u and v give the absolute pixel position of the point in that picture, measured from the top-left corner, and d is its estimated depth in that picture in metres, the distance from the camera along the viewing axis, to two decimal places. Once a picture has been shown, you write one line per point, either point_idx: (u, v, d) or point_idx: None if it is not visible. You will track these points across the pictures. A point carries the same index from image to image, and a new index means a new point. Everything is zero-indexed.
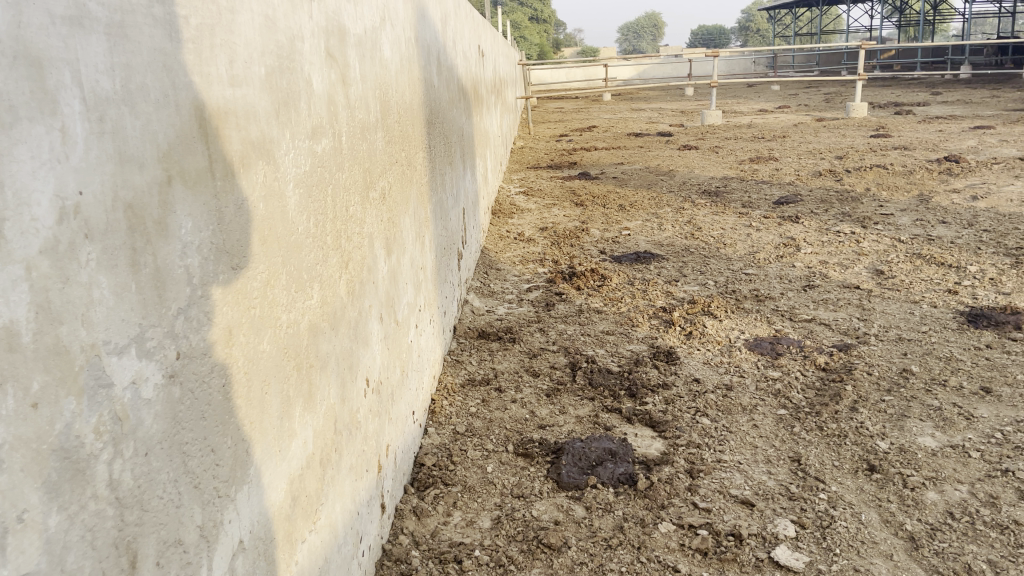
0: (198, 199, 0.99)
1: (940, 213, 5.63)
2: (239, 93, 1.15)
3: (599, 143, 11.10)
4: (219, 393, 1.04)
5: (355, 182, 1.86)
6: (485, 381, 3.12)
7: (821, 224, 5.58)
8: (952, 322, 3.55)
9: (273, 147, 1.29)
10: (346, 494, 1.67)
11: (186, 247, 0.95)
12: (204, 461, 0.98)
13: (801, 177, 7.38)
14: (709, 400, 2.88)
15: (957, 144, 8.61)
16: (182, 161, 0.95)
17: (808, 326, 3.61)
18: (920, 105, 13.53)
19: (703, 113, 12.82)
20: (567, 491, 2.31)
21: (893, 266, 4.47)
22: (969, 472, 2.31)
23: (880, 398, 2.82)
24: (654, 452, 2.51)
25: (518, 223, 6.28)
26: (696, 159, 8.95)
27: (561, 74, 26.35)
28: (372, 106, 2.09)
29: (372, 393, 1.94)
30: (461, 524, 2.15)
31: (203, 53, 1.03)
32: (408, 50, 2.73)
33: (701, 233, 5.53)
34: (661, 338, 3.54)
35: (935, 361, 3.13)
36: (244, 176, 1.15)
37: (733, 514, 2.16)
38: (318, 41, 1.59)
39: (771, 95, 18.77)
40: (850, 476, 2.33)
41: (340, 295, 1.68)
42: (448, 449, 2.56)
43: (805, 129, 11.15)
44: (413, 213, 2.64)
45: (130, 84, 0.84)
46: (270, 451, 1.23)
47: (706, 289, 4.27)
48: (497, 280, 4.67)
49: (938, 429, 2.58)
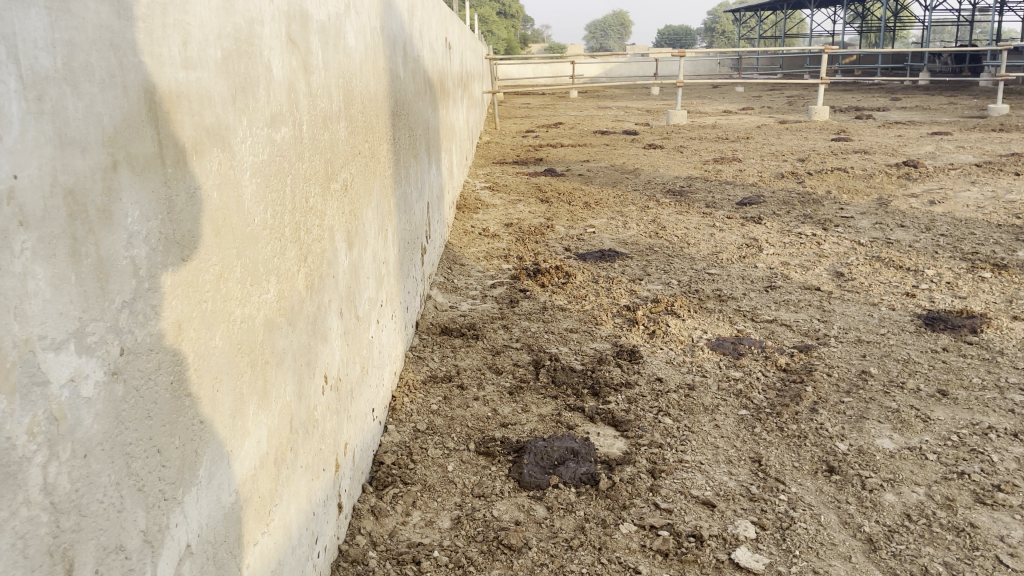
0: (146, 187, 0.94)
1: (898, 217, 5.72)
2: (193, 76, 1.10)
3: (565, 140, 11.07)
4: (166, 391, 0.99)
5: (315, 172, 1.80)
6: (447, 378, 3.08)
7: (783, 225, 5.64)
8: (909, 325, 3.59)
9: (229, 134, 1.24)
10: (302, 495, 1.62)
11: (132, 236, 0.90)
12: (148, 462, 0.93)
13: (764, 179, 7.45)
14: (672, 400, 2.87)
15: (915, 149, 8.77)
16: (129, 145, 0.90)
17: (770, 327, 3.63)
18: (880, 110, 13.73)
19: (668, 114, 12.88)
20: (528, 490, 2.28)
21: (852, 268, 4.52)
22: (925, 474, 2.34)
23: (839, 399, 2.85)
24: (616, 451, 2.49)
25: (483, 218, 6.24)
26: (662, 158, 8.99)
27: (528, 70, 26.34)
28: (334, 96, 2.03)
29: (330, 391, 1.89)
30: (420, 523, 2.11)
31: (155, 33, 0.98)
32: (374, 39, 2.68)
33: (665, 233, 5.55)
34: (625, 337, 3.53)
35: (893, 363, 3.16)
36: (197, 164, 1.10)
37: (694, 515, 2.15)
38: (278, 25, 1.54)
39: (736, 97, 18.97)
40: (809, 478, 2.33)
41: (298, 289, 1.62)
42: (408, 447, 2.51)
43: (768, 131, 11.29)
44: (375, 206, 2.59)
45: (73, 63, 0.79)
46: (221, 451, 1.18)
47: (669, 288, 4.27)
48: (461, 276, 4.63)
49: (896, 431, 2.60)
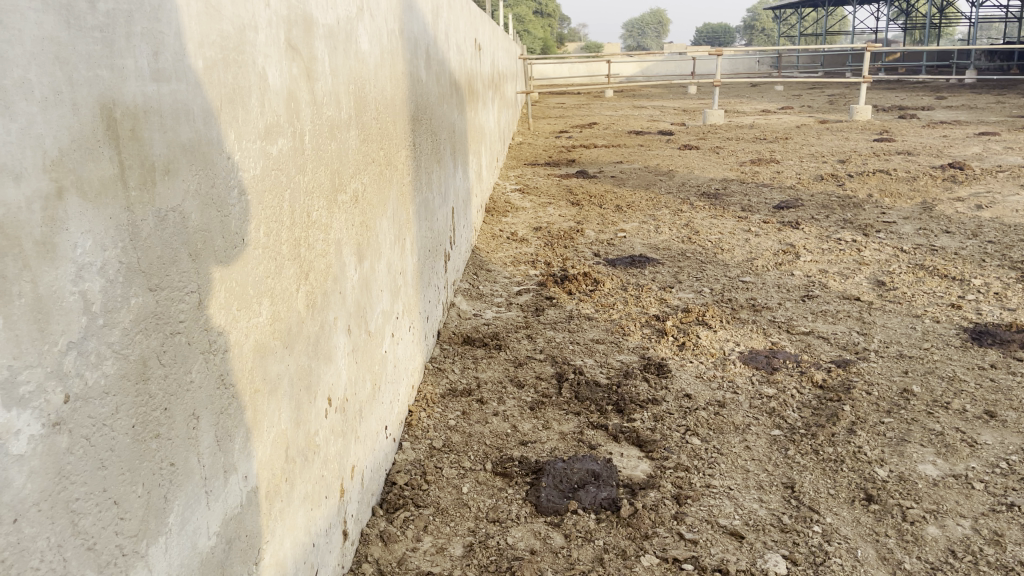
0: (101, 213, 0.86)
1: (943, 222, 5.50)
2: (165, 89, 1.01)
3: (598, 141, 10.93)
4: (126, 436, 0.90)
5: (318, 185, 1.71)
6: (466, 392, 2.98)
7: (821, 230, 5.46)
8: (955, 339, 3.41)
9: (212, 150, 1.15)
10: (298, 528, 1.53)
11: (82, 269, 0.82)
12: (101, 518, 0.85)
13: (803, 181, 7.25)
14: (700, 418, 2.74)
15: (961, 151, 8.48)
16: (80, 169, 0.82)
17: (806, 340, 3.48)
18: (924, 109, 13.35)
19: (705, 113, 12.64)
20: (545, 516, 2.18)
21: (894, 277, 4.34)
22: (972, 506, 2.18)
23: (878, 420, 2.69)
24: (639, 475, 2.38)
25: (512, 222, 6.15)
26: (697, 159, 8.81)
27: (563, 70, 26.10)
28: (344, 103, 1.94)
29: (336, 412, 1.81)
30: (431, 550, 2.01)
31: (116, 45, 0.90)
32: (392, 43, 2.59)
33: (699, 237, 5.39)
34: (653, 349, 3.40)
35: (937, 381, 2.99)
36: (169, 184, 1.01)
37: (720, 548, 2.02)
38: (276, 32, 1.45)
39: (775, 96, 18.57)
40: (845, 507, 2.20)
41: (296, 310, 1.53)
42: (423, 466, 2.42)
43: (808, 131, 11.02)
44: (391, 215, 2.50)
45: (3, 80, 0.72)
46: (198, 492, 1.09)
47: (701, 297, 4.13)
48: (487, 282, 4.53)
49: (940, 456, 2.45)
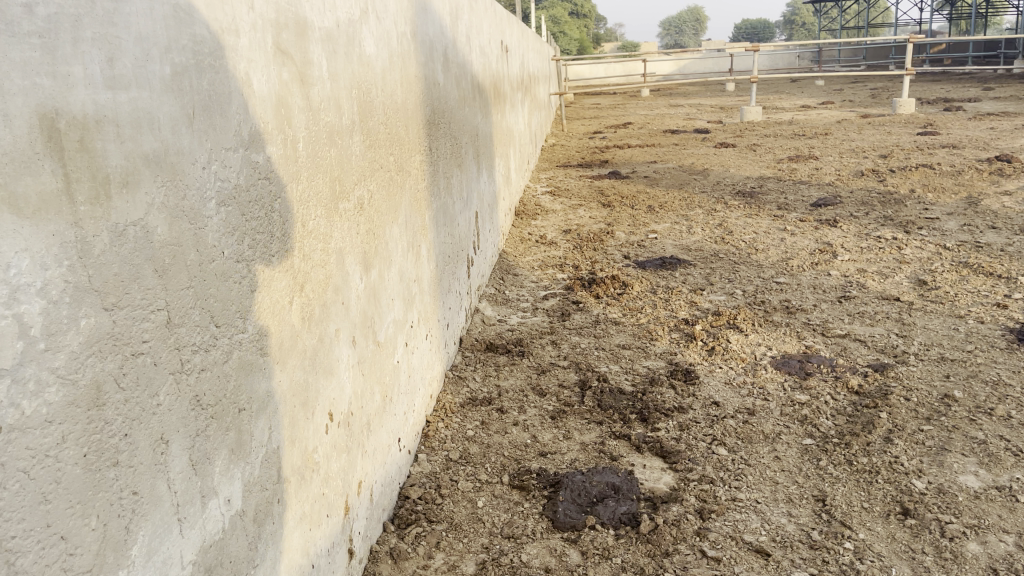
0: (42, 230, 0.81)
1: (989, 217, 5.28)
2: (123, 97, 0.96)
3: (632, 141, 10.81)
4: (76, 466, 0.85)
5: (315, 194, 1.66)
6: (486, 401, 2.91)
7: (860, 228, 5.29)
8: (1000, 340, 3.25)
9: (183, 160, 1.10)
10: (294, 550, 1.47)
11: (17, 291, 0.77)
12: (43, 556, 0.80)
13: (842, 177, 7.06)
14: (728, 427, 2.64)
15: (1009, 143, 8.19)
16: (13, 185, 0.77)
17: (842, 343, 3.35)
18: (970, 100, 12.97)
19: (742, 110, 12.42)
20: (562, 532, 2.10)
21: (936, 276, 4.16)
22: (1017, 521, 2.05)
23: (917, 428, 2.56)
24: (662, 487, 2.29)
25: (542, 224, 6.07)
26: (733, 157, 8.64)
27: (598, 70, 26.07)
28: (345, 108, 1.88)
29: (339, 427, 1.75)
30: (442, 568, 1.95)
31: (59, 51, 0.85)
32: (403, 45, 2.53)
33: (732, 237, 5.26)
34: (681, 355, 3.30)
35: (980, 386, 2.84)
36: (128, 199, 0.95)
37: (745, 566, 1.92)
38: (262, 36, 1.40)
39: (815, 91, 18.21)
40: (880, 522, 2.08)
41: (289, 324, 1.48)
42: (438, 479, 2.36)
43: (849, 125, 10.75)
44: (404, 221, 2.45)
45: None
46: (170, 520, 1.04)
47: (733, 299, 4.01)
48: (513, 287, 4.45)
49: (982, 466, 2.31)
